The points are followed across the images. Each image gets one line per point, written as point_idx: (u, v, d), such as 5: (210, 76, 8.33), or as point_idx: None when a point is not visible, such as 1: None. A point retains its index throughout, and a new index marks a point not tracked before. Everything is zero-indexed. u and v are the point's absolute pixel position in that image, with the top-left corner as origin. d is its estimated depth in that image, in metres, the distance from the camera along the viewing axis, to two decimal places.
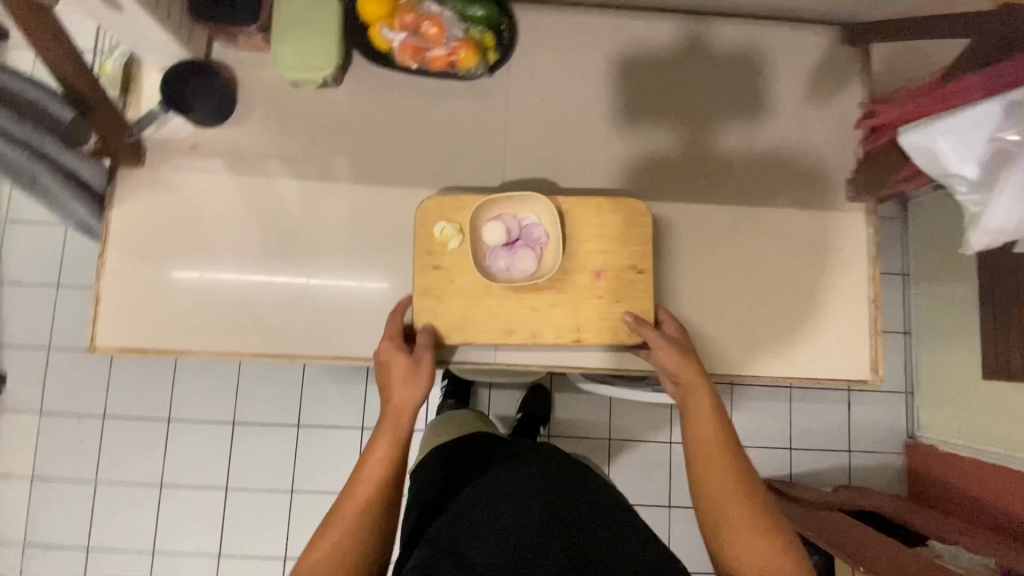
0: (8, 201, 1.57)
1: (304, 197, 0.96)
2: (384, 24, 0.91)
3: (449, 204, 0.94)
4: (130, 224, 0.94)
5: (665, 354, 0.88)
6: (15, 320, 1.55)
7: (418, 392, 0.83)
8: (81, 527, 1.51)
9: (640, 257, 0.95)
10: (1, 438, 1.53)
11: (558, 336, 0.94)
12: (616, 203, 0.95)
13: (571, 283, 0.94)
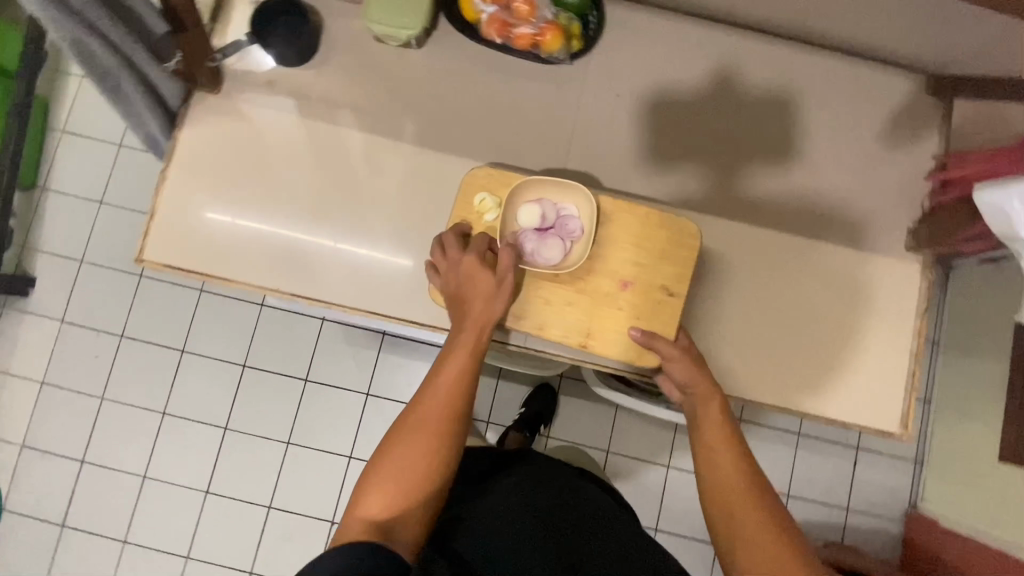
0: (70, 112, 1.62)
1: (367, 150, 0.97)
2: None
3: (497, 177, 0.92)
4: (198, 147, 0.96)
5: (679, 367, 0.87)
6: (55, 227, 1.59)
7: (497, 307, 0.82)
8: (79, 439, 1.54)
9: (676, 279, 0.93)
10: (20, 338, 1.57)
11: (566, 335, 0.93)
12: (665, 219, 0.94)
13: (594, 286, 0.93)
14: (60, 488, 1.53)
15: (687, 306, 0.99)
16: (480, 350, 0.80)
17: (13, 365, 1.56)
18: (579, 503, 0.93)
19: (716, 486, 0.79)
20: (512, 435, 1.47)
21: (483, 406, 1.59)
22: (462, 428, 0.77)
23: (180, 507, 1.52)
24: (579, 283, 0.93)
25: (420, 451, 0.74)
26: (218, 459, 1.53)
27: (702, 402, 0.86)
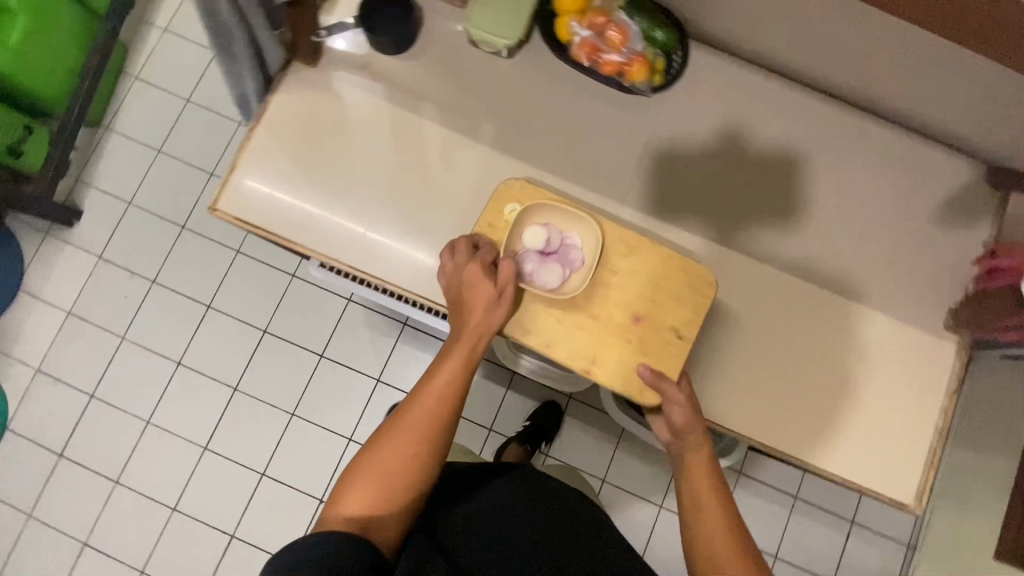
0: (146, 61, 1.69)
1: (444, 144, 1.01)
2: (575, 20, 1.03)
3: (530, 192, 0.95)
4: (284, 113, 1.00)
5: (678, 409, 0.88)
6: (110, 167, 1.64)
7: (495, 315, 0.86)
8: (93, 374, 1.57)
9: (688, 322, 0.95)
10: (56, 267, 1.61)
11: (571, 357, 0.94)
12: (686, 262, 0.96)
13: (606, 314, 0.95)
14: (65, 418, 1.55)
15: (718, 346, 1.01)
16: (473, 356, 0.83)
17: (45, 291, 1.60)
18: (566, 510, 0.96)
19: (697, 530, 0.81)
20: (510, 447, 1.48)
21: (488, 413, 1.61)
22: (448, 430, 0.80)
23: (177, 458, 1.54)
24: (591, 308, 0.95)
25: (406, 451, 0.77)
26: (223, 418, 1.55)
27: (692, 446, 0.88)
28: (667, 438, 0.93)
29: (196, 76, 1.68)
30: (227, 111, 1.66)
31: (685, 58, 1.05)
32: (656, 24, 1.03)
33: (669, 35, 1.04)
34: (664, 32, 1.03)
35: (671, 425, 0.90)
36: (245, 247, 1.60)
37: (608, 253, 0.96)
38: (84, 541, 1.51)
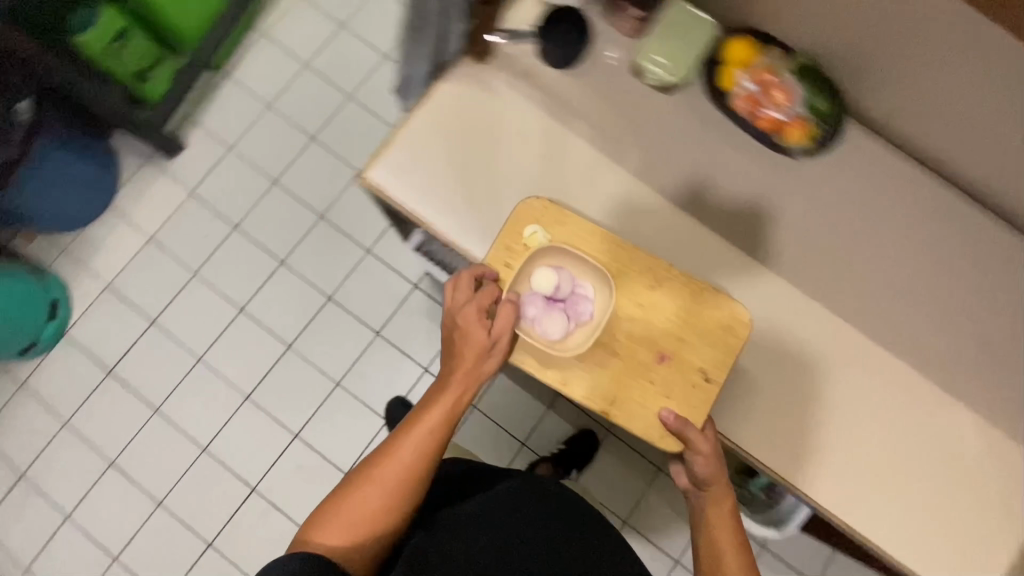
0: (278, 21, 1.77)
1: (591, 163, 1.05)
2: (740, 72, 1.08)
3: (553, 215, 0.96)
4: (447, 103, 1.04)
5: (702, 461, 0.85)
6: (221, 111, 1.71)
7: (486, 366, 0.85)
8: (158, 302, 1.61)
9: (716, 363, 0.95)
10: (150, 192, 1.67)
11: (590, 396, 0.93)
12: (716, 300, 0.97)
13: (629, 352, 0.95)
14: (121, 339, 1.59)
15: (802, 412, 1.00)
16: (458, 406, 0.83)
17: (131, 214, 1.66)
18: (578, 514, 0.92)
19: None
20: (541, 465, 1.49)
21: (523, 428, 1.61)
22: (422, 478, 0.79)
23: (219, 401, 1.56)
24: (615, 346, 0.95)
25: (376, 498, 0.77)
26: (270, 372, 1.58)
27: (715, 497, 0.86)
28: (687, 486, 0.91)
29: (318, 43, 1.75)
30: (339, 83, 1.73)
31: (836, 129, 1.07)
32: (818, 91, 1.07)
33: (829, 104, 1.07)
34: (825, 100, 1.07)
35: (692, 474, 0.87)
36: (328, 214, 1.65)
37: (632, 286, 0.96)
38: (112, 460, 1.55)
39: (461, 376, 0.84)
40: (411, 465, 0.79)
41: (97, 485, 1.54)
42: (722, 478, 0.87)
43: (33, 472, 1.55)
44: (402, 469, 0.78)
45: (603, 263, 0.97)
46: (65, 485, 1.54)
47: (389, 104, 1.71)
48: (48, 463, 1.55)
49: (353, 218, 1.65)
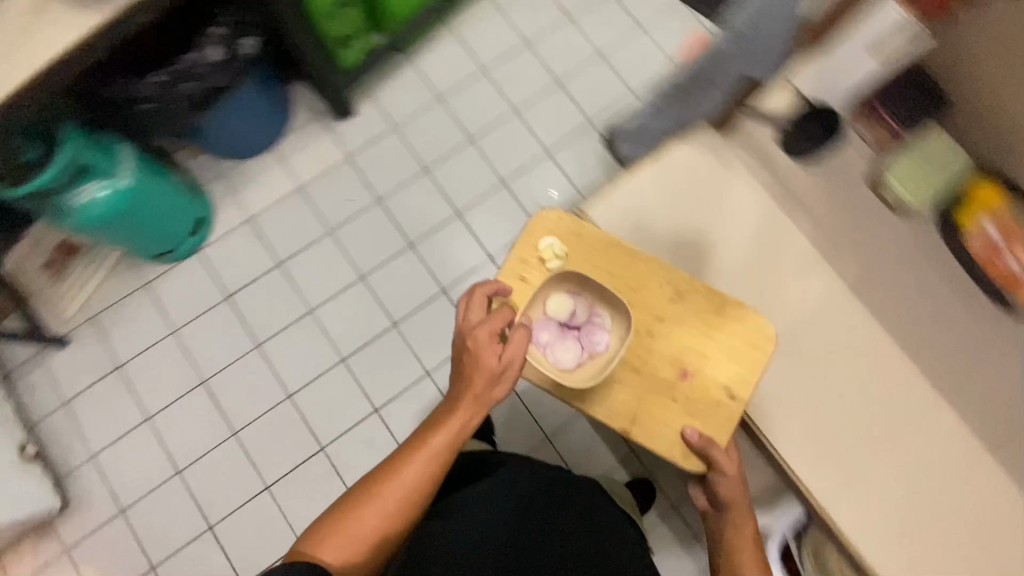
0: (469, 24, 1.86)
1: (800, 265, 1.15)
2: (993, 219, 1.14)
3: (568, 231, 1.08)
4: (682, 170, 1.15)
5: (730, 485, 0.96)
6: (395, 91, 1.81)
7: (493, 395, 0.92)
8: (289, 247, 1.68)
9: (741, 380, 1.05)
10: (310, 145, 1.75)
11: (616, 415, 1.03)
12: (739, 314, 1.07)
13: (650, 369, 1.05)
14: (245, 269, 1.67)
15: None
16: (461, 434, 0.91)
17: (287, 159, 1.74)
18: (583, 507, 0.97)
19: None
20: None
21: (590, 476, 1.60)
22: (422, 501, 0.88)
23: (316, 356, 1.62)
24: (638, 365, 1.05)
25: (378, 517, 0.85)
26: (369, 343, 1.63)
27: (737, 515, 0.97)
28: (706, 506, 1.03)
29: (500, 54, 1.84)
30: (510, 95, 1.81)
31: None
32: None
33: None
34: None
35: (715, 495, 0.98)
36: (463, 213, 1.72)
37: (651, 301, 1.08)
38: (203, 378, 1.61)
39: (470, 408, 0.91)
40: (413, 489, 0.87)
41: (181, 398, 1.60)
42: (743, 501, 0.98)
43: (129, 365, 1.62)
44: (404, 490, 0.87)
45: (623, 278, 1.08)
46: (154, 388, 1.60)
47: (550, 129, 1.79)
48: (145, 363, 1.62)
49: (486, 223, 1.71)
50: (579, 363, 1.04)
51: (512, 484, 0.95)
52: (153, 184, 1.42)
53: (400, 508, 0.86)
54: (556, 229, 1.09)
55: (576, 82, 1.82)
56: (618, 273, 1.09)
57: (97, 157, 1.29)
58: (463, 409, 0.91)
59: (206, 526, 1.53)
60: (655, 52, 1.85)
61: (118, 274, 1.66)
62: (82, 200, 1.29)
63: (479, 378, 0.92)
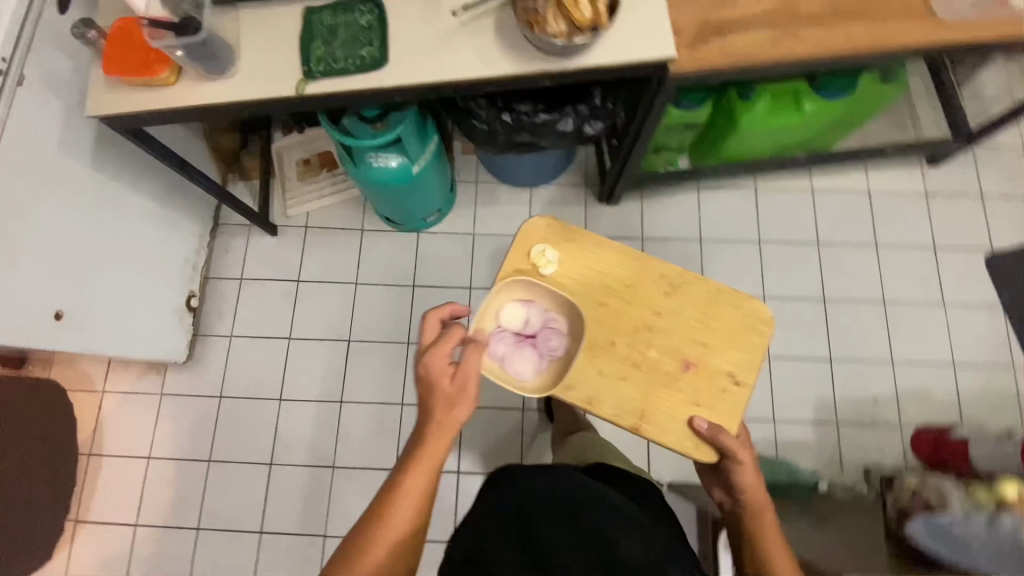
0: (771, 191, 1.75)
1: None
2: None
3: (553, 234, 1.14)
4: None
5: (747, 471, 0.99)
6: (664, 208, 1.74)
7: (457, 415, 0.92)
8: (487, 280, 1.69)
9: (741, 364, 1.10)
10: (562, 206, 1.74)
11: (622, 414, 1.07)
12: (732, 300, 1.12)
13: (652, 359, 1.10)
14: (441, 273, 1.70)
15: None
16: (435, 457, 0.90)
17: (536, 204, 1.75)
18: (583, 503, 0.86)
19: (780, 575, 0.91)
20: None
21: None
22: (415, 536, 0.87)
23: None
24: (639, 361, 1.09)
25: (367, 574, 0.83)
26: (493, 408, 1.64)
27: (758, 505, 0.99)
28: (728, 505, 1.04)
29: (783, 236, 1.72)
30: (767, 281, 1.68)
31: None
32: None
33: None
34: None
35: (733, 487, 1.01)
36: None
37: (645, 297, 1.13)
38: (350, 338, 1.67)
39: (441, 435, 0.90)
40: (396, 534, 0.85)
41: (324, 342, 1.67)
42: (761, 497, 0.99)
43: (305, 284, 1.71)
44: (396, 528, 0.86)
45: (619, 272, 1.14)
46: (309, 316, 1.68)
47: (784, 338, 1.63)
48: (317, 291, 1.70)
49: None
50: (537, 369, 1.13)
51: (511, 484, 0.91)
52: (427, 175, 1.46)
53: (394, 550, 0.85)
54: (543, 235, 1.14)
55: (839, 310, 1.66)
56: (614, 270, 1.14)
57: (413, 142, 1.32)
58: (433, 439, 0.90)
59: (269, 461, 1.59)
60: (935, 336, 1.64)
61: (347, 205, 1.76)
62: (376, 166, 1.33)
63: (438, 400, 0.91)
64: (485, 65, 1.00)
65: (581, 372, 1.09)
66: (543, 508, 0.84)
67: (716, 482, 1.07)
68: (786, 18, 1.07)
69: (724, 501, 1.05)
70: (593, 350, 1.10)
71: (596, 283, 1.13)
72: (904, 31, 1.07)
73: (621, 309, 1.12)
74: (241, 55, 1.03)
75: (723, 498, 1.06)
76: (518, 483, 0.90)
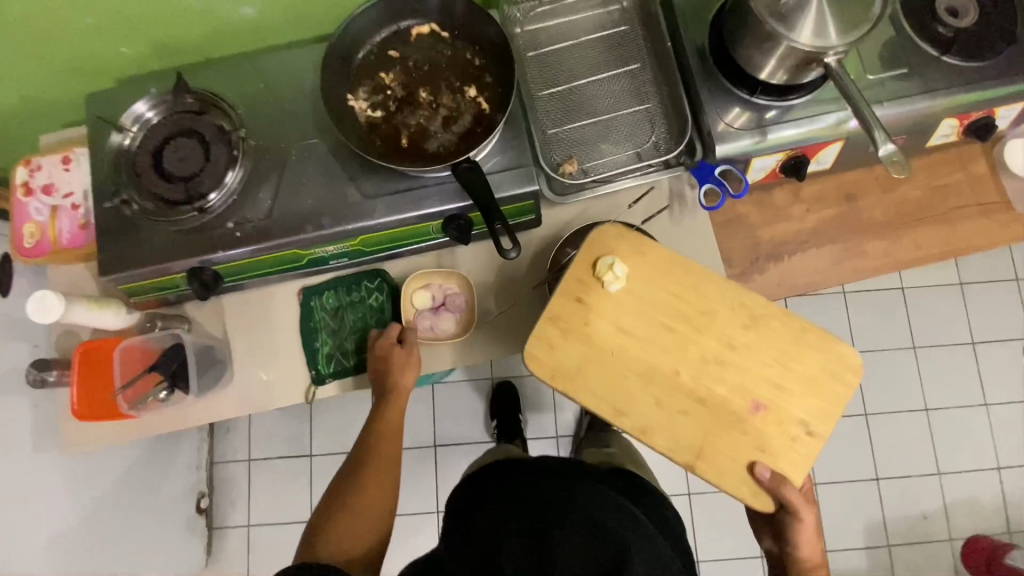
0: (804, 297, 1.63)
1: None
2: None
3: (630, 241, 0.79)
4: None
5: (809, 531, 0.76)
6: None
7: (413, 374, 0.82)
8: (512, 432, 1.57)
9: (824, 415, 0.76)
10: None
11: (674, 450, 0.75)
12: (824, 341, 0.78)
13: (717, 397, 0.76)
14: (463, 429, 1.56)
15: None
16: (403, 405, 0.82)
17: None
18: (605, 519, 0.73)
19: None
20: None
21: None
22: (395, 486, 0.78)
23: None
24: (699, 392, 0.76)
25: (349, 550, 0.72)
26: None
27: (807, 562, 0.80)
28: (775, 552, 0.83)
29: None
30: None
31: None
32: None
33: None
34: None
35: (787, 541, 0.79)
36: (693, 496, 1.49)
37: (721, 322, 0.78)
38: None
39: (399, 405, 0.81)
40: (375, 496, 0.76)
41: None
42: (816, 552, 0.79)
43: (319, 459, 1.56)
44: (382, 471, 0.78)
45: (696, 288, 0.79)
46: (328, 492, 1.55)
47: (829, 461, 1.58)
48: (333, 463, 1.55)
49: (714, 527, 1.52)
50: (464, 329, 0.89)
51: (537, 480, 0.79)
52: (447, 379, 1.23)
53: (379, 494, 0.76)
54: (611, 239, 0.80)
55: (880, 422, 1.60)
56: (683, 283, 0.79)
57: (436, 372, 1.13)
58: (395, 398, 0.81)
59: None
60: (979, 440, 1.58)
61: None
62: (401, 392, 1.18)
63: (396, 362, 0.82)
64: (519, 341, 0.89)
65: (633, 395, 0.75)
66: (569, 517, 0.73)
67: (762, 526, 0.85)
68: (848, 229, 0.95)
69: (773, 550, 0.84)
70: (651, 377, 0.76)
71: (663, 308, 0.78)
72: (981, 232, 0.95)
73: (691, 338, 0.78)
74: (231, 354, 0.87)
75: (773, 549, 0.84)
76: (545, 480, 0.78)
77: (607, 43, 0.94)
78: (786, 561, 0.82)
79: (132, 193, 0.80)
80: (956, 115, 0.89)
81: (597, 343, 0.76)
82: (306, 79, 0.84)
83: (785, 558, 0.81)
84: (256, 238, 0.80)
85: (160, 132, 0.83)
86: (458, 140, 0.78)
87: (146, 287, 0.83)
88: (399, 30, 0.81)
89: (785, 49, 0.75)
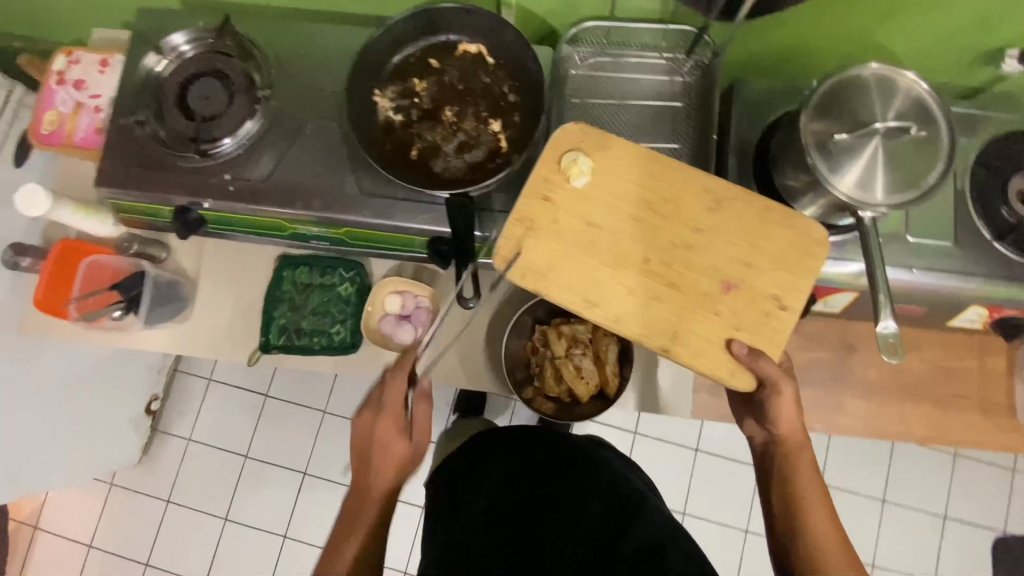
0: None
1: None
2: None
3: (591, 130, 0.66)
4: None
5: (788, 402, 0.65)
6: None
7: (410, 436, 0.75)
8: None
9: (792, 285, 0.64)
10: None
11: (643, 334, 0.62)
12: (791, 216, 0.65)
13: (688, 281, 0.64)
14: None
15: None
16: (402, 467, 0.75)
17: None
18: (609, 514, 0.74)
19: (810, 523, 0.68)
20: None
21: None
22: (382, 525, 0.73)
23: None
24: (668, 273, 0.64)
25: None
26: None
27: (797, 448, 0.71)
28: (761, 439, 0.74)
29: None
30: None
31: None
32: None
33: None
34: None
35: (766, 421, 0.69)
36: None
37: (686, 206, 0.65)
38: (305, 471, 1.48)
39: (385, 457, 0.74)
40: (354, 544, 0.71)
41: (278, 470, 1.48)
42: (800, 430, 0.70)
43: (272, 401, 1.51)
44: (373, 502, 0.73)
45: (655, 172, 0.66)
46: None
47: None
48: (283, 412, 1.50)
49: None
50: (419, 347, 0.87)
51: (530, 476, 0.79)
52: None
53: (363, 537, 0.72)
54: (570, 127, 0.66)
55: None
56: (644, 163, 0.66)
57: None
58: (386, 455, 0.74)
59: None
60: None
61: None
62: None
63: (393, 431, 0.74)
64: (466, 378, 0.88)
65: (607, 289, 0.63)
66: (573, 518, 0.74)
67: (741, 411, 0.76)
68: (839, 376, 0.91)
69: (759, 439, 0.75)
70: (621, 269, 0.63)
71: (622, 196, 0.65)
72: (973, 429, 0.90)
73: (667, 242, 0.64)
74: (192, 292, 0.89)
75: (760, 435, 0.74)
76: (535, 479, 0.78)
77: (656, 112, 0.89)
78: (773, 448, 0.72)
79: (150, 119, 0.81)
80: (986, 305, 0.83)
81: (562, 236, 0.64)
82: (347, 57, 0.83)
83: (772, 446, 0.73)
84: (245, 198, 0.80)
85: (191, 68, 0.84)
86: (465, 170, 0.76)
87: (136, 210, 0.85)
88: (446, 42, 0.80)
89: (821, 191, 0.70)
